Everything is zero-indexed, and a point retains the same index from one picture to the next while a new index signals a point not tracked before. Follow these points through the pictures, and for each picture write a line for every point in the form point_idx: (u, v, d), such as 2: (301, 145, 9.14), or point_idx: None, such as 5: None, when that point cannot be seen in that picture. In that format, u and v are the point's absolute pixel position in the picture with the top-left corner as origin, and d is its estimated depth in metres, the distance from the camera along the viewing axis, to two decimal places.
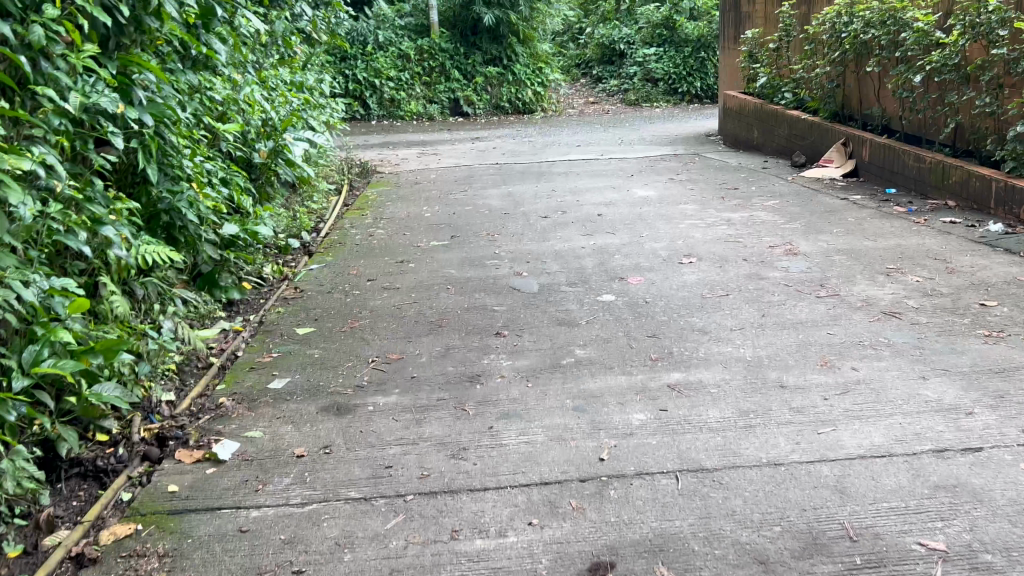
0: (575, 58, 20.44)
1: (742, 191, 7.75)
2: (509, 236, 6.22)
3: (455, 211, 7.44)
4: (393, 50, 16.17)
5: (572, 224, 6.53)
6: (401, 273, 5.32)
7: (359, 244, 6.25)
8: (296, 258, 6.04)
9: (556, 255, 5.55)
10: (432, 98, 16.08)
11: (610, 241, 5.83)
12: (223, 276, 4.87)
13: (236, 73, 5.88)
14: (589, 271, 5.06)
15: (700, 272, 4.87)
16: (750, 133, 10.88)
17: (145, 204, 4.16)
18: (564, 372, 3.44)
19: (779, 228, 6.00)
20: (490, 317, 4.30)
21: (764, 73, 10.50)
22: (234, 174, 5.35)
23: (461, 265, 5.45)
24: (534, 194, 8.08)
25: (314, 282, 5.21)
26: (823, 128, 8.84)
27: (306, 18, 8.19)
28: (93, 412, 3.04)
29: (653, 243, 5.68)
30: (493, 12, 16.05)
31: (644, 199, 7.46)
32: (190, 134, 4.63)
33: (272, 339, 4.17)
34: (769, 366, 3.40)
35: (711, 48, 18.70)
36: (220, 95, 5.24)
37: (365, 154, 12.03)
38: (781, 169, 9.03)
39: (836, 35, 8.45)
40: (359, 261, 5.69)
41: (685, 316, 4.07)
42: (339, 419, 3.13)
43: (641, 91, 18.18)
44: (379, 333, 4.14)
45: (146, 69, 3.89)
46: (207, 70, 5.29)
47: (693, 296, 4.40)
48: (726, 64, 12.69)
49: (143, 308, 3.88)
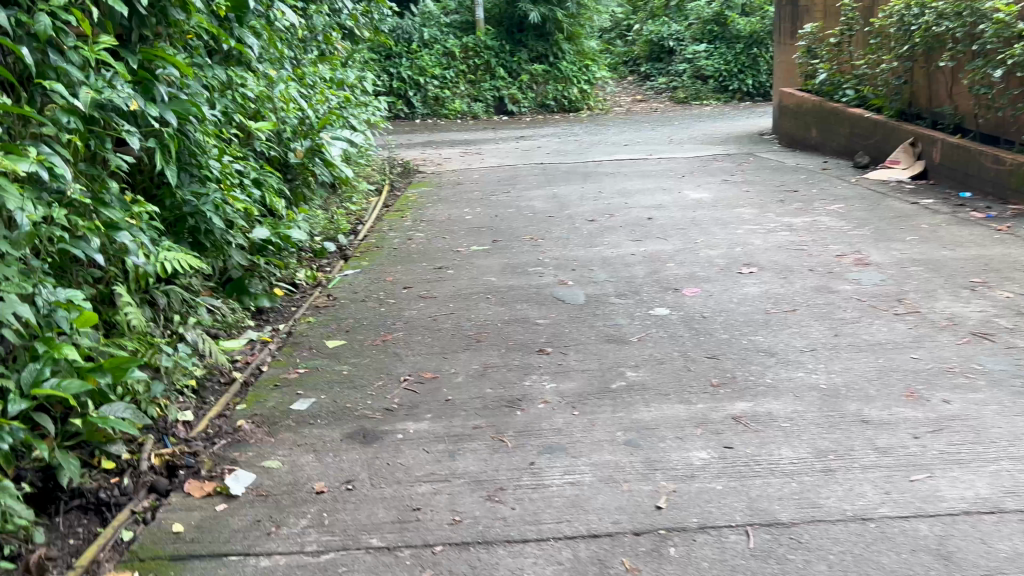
0: (623, 55, 19.99)
1: (802, 193, 7.30)
2: (554, 241, 5.89)
3: (498, 213, 7.13)
4: (438, 48, 15.93)
5: (620, 228, 6.18)
6: (439, 280, 5.03)
7: (396, 248, 5.98)
8: (332, 261, 5.79)
9: (604, 262, 5.21)
10: (476, 97, 15.78)
11: (662, 248, 5.47)
12: (252, 282, 4.61)
13: (271, 70, 5.64)
14: (640, 280, 4.71)
15: (762, 284, 4.49)
16: (807, 132, 10.40)
17: (169, 208, 3.93)
18: (614, 398, 3.11)
19: (845, 235, 5.58)
20: (533, 331, 3.98)
21: (823, 70, 9.99)
22: (267, 176, 5.11)
23: (503, 272, 5.14)
24: (580, 196, 7.73)
25: (348, 289, 4.94)
26: (888, 127, 8.34)
27: (347, 13, 7.95)
28: (99, 436, 2.74)
29: (708, 250, 5.30)
30: (539, 10, 15.70)
31: (697, 202, 7.06)
32: (219, 134, 4.39)
33: (298, 354, 3.88)
34: (846, 398, 3.02)
35: (764, 45, 18.12)
36: (252, 92, 5.00)
37: (408, 153, 11.80)
38: (842, 170, 8.55)
39: (904, 28, 7.95)
40: (396, 267, 5.41)
41: (748, 336, 3.70)
42: (365, 448, 2.84)
43: (691, 88, 17.68)
44: (413, 347, 3.84)
45: (170, 64, 3.66)
46: (240, 66, 5.05)
47: (756, 312, 4.03)
48: (782, 61, 12.18)
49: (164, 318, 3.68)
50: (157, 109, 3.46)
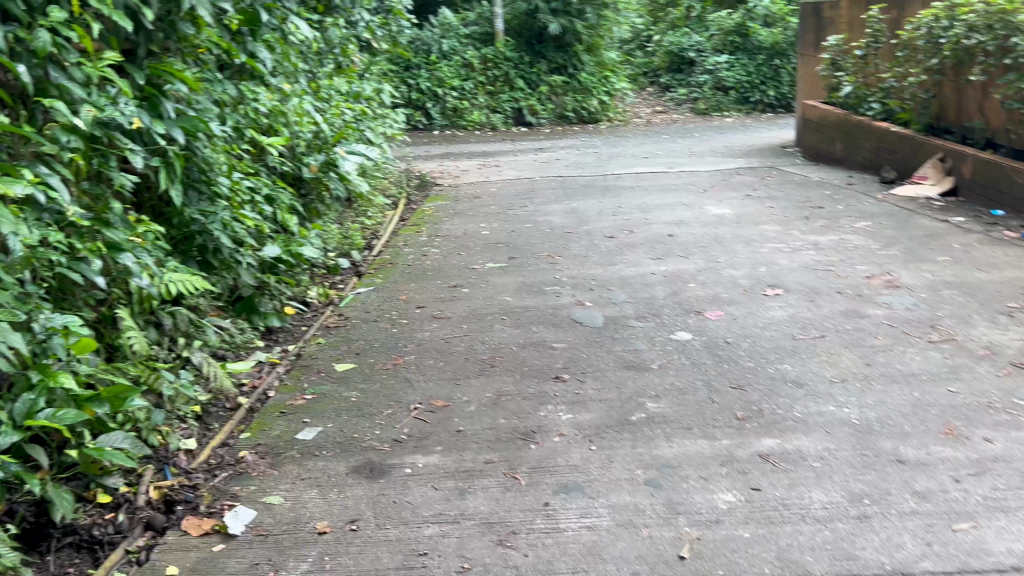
0: (643, 66, 19.85)
1: (827, 210, 7.12)
2: (572, 258, 5.75)
3: (515, 228, 7.00)
4: (457, 59, 15.86)
5: (640, 245, 6.03)
6: (453, 299, 4.90)
7: (411, 264, 5.86)
8: (345, 278, 5.67)
9: (623, 281, 5.06)
10: (495, 108, 15.68)
11: (683, 266, 5.31)
12: (263, 301, 4.51)
13: (284, 84, 5.56)
14: (661, 301, 4.56)
15: (788, 307, 4.32)
16: (831, 145, 10.21)
17: (176, 226, 3.85)
18: (634, 431, 2.96)
19: (874, 254, 5.40)
20: (549, 356, 3.83)
21: (848, 83, 9.78)
22: (279, 192, 5.02)
23: (519, 291, 5.00)
24: (599, 211, 7.59)
25: (360, 308, 4.82)
26: (915, 142, 8.14)
27: (364, 25, 7.87)
28: (94, 468, 2.63)
29: (732, 270, 5.14)
30: (559, 21, 15.60)
31: (719, 219, 6.89)
32: (229, 150, 4.30)
33: (305, 378, 3.76)
34: (880, 434, 2.86)
35: (786, 56, 17.94)
36: (265, 107, 4.91)
37: (425, 165, 11.71)
38: (868, 186, 8.35)
39: (932, 41, 7.76)
40: (410, 285, 5.29)
41: (774, 364, 3.54)
42: (371, 483, 2.71)
43: (712, 100, 17.50)
44: (425, 372, 3.71)
45: (178, 80, 3.57)
46: (252, 80, 4.97)
47: (782, 338, 3.87)
48: (806, 72, 12.06)
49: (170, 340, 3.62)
50: (163, 126, 3.37)
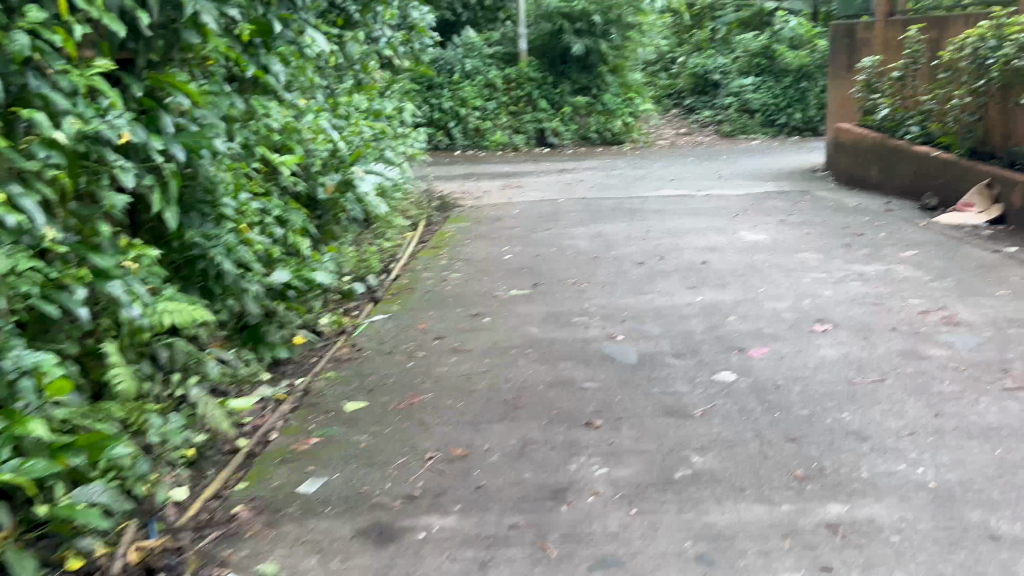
0: (667, 88, 19.56)
1: (869, 237, 6.74)
2: (600, 286, 5.41)
3: (539, 253, 6.68)
4: (480, 79, 15.60)
5: (672, 273, 5.68)
6: (474, 330, 4.57)
7: (430, 291, 5.53)
8: (360, 304, 5.37)
9: (657, 312, 4.71)
10: (517, 128, 15.44)
11: (721, 297, 4.95)
12: (270, 330, 4.22)
13: (299, 99, 5.30)
14: (699, 336, 4.20)
15: (840, 346, 3.95)
16: (867, 170, 9.84)
17: (175, 251, 3.57)
18: (679, 493, 2.61)
19: (926, 287, 5.01)
20: (579, 397, 3.49)
21: (886, 105, 9.42)
22: (292, 212, 4.74)
23: (544, 322, 4.66)
24: (627, 235, 7.26)
25: (374, 338, 4.51)
26: (959, 167, 7.76)
27: (384, 41, 7.62)
28: (65, 527, 2.33)
29: (773, 302, 4.79)
30: (583, 41, 15.35)
31: (755, 245, 6.53)
32: (235, 169, 4.04)
33: (311, 419, 3.44)
34: (965, 502, 2.49)
35: (814, 78, 17.58)
36: (277, 123, 4.65)
37: (446, 186, 11.42)
38: (909, 212, 7.96)
39: (977, 63, 7.37)
40: (428, 313, 4.97)
41: (832, 413, 3.18)
42: (380, 550, 2.38)
43: (737, 122, 17.25)
44: (443, 414, 3.38)
45: (179, 91, 3.31)
46: (263, 95, 4.73)
47: (838, 381, 3.50)
48: (838, 95, 11.72)
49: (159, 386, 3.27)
50: (159, 141, 3.11)
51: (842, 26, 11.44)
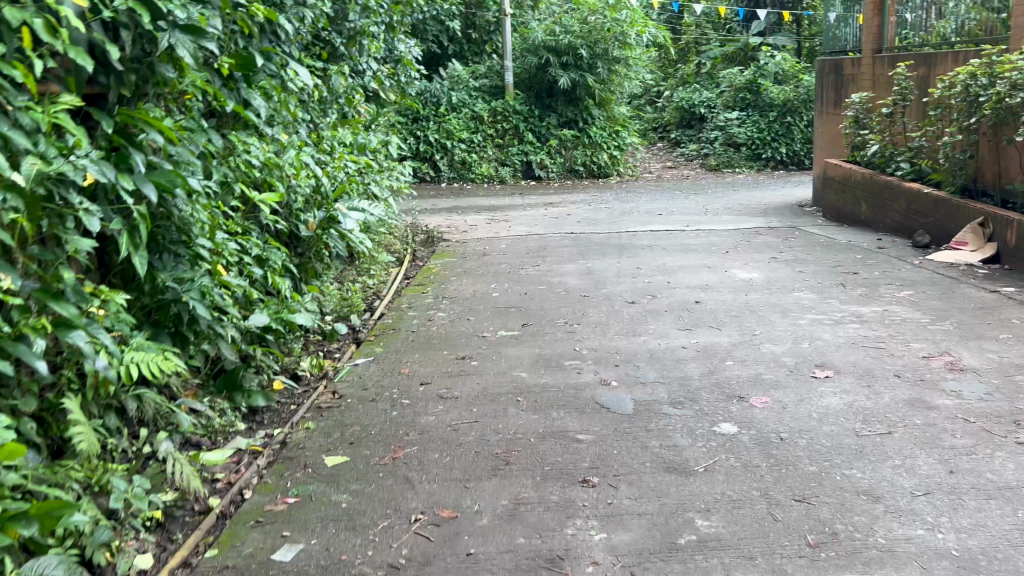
0: (652, 122, 19.59)
1: (863, 276, 6.63)
2: (591, 327, 5.24)
3: (528, 290, 6.52)
4: (466, 111, 15.51)
5: (665, 313, 5.53)
6: (462, 374, 4.39)
7: (415, 331, 5.35)
8: (342, 345, 5.18)
9: (651, 356, 4.55)
10: (504, 161, 15.39)
11: (717, 340, 4.80)
12: (248, 377, 4.03)
13: (281, 134, 5.15)
14: (697, 383, 4.04)
15: (843, 394, 3.80)
16: (857, 207, 9.79)
17: (147, 294, 3.39)
18: (684, 563, 2.43)
19: (925, 329, 4.89)
20: (573, 451, 3.31)
21: (875, 141, 9.40)
22: (272, 252, 4.57)
23: (535, 366, 4.48)
24: (617, 272, 7.12)
25: (357, 384, 4.31)
26: (951, 205, 7.70)
27: (370, 74, 7.49)
28: None
29: (771, 345, 4.64)
30: (569, 75, 15.34)
31: (748, 283, 6.40)
32: (212, 208, 3.88)
33: (288, 476, 3.23)
34: (989, 573, 2.33)
35: (798, 113, 17.65)
36: (257, 159, 4.49)
37: (431, 220, 11.26)
38: (901, 249, 7.87)
39: (969, 100, 7.36)
40: (413, 356, 4.78)
41: (841, 469, 3.01)
42: None
43: (722, 156, 17.19)
44: (430, 470, 3.18)
45: (152, 129, 3.16)
46: (242, 130, 4.57)
47: (844, 434, 3.34)
48: (827, 130, 11.72)
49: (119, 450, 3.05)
50: (130, 181, 2.96)
51: (831, 62, 11.47)
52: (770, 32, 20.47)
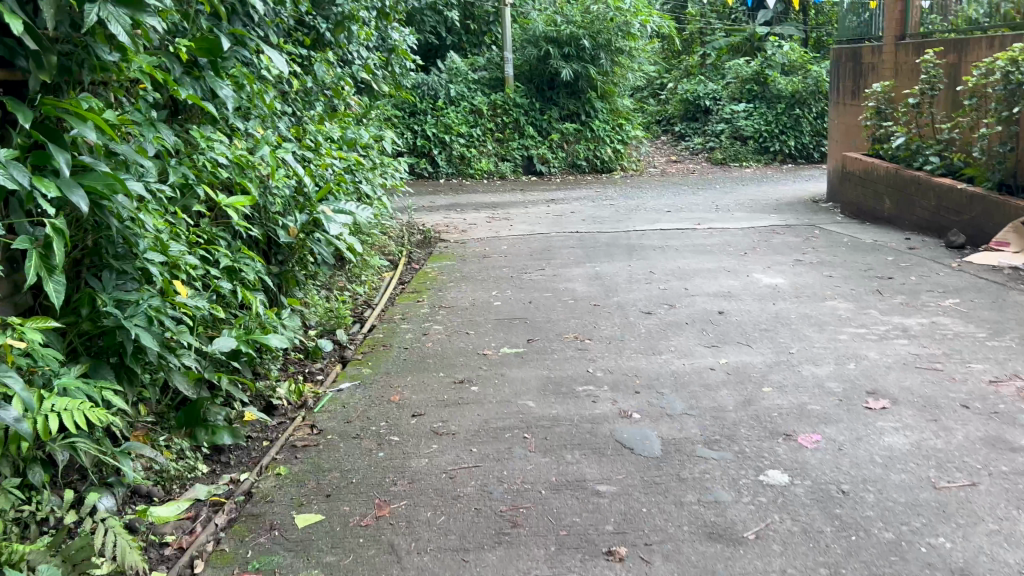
0: (656, 114, 18.98)
1: (898, 281, 6.07)
2: (605, 343, 4.69)
3: (533, 299, 5.96)
4: (465, 105, 14.90)
5: (687, 325, 4.97)
6: (460, 403, 3.83)
7: (409, 348, 4.79)
8: (327, 366, 4.63)
9: (676, 379, 3.99)
10: (504, 156, 14.81)
11: (749, 359, 4.25)
12: (212, 411, 3.49)
13: (257, 128, 4.60)
14: (733, 417, 3.48)
15: (907, 431, 3.25)
16: (880, 203, 9.23)
17: (83, 320, 2.85)
18: None
19: (984, 346, 4.34)
20: (594, 507, 2.75)
21: (900, 133, 8.84)
22: (244, 262, 4.03)
23: (543, 392, 3.92)
24: (629, 277, 6.56)
25: (339, 415, 3.76)
26: (990, 201, 7.15)
27: (360, 63, 6.93)
28: None
29: (811, 367, 4.09)
30: (572, 66, 14.73)
31: (774, 290, 5.84)
32: (167, 215, 3.35)
33: (250, 542, 2.68)
34: None
35: (806, 105, 17.04)
36: (226, 158, 3.94)
37: (429, 219, 10.68)
38: (934, 251, 7.31)
39: (1010, 88, 6.86)
40: (405, 379, 4.23)
41: (924, 537, 2.46)
42: None
43: (729, 149, 16.62)
44: (421, 536, 2.64)
45: (80, 124, 2.63)
46: (207, 124, 4.02)
47: (919, 485, 2.78)
48: (843, 122, 11.16)
49: (42, 509, 2.50)
50: (52, 186, 2.42)
51: (848, 50, 10.92)
52: (777, 21, 19.88)
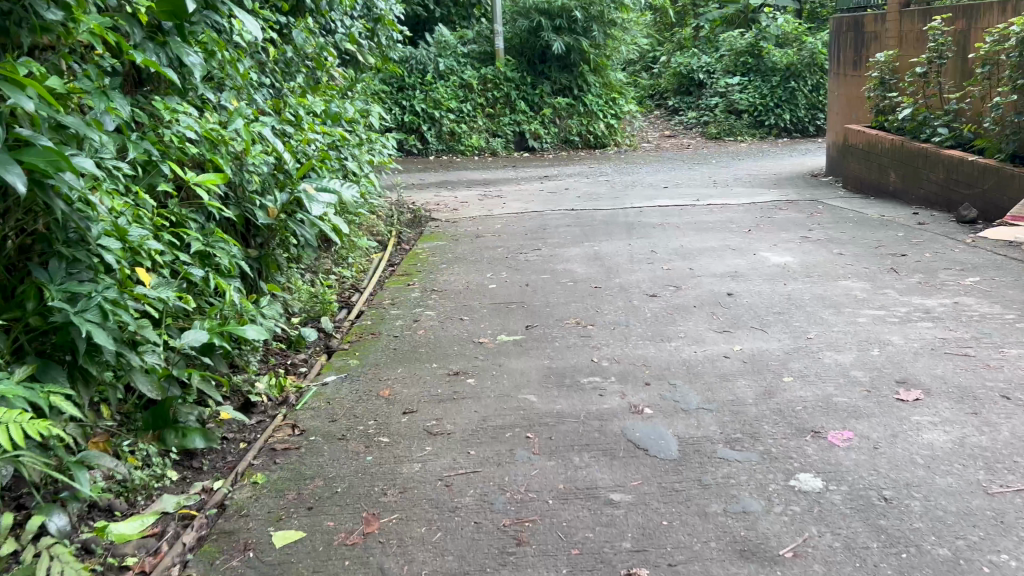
0: (649, 89, 18.58)
1: (913, 259, 5.77)
2: (609, 329, 4.39)
3: (530, 281, 5.64)
4: (455, 79, 14.50)
5: (695, 309, 4.67)
6: (456, 398, 3.52)
7: (399, 336, 4.47)
8: (311, 357, 4.30)
9: (688, 369, 3.69)
10: (495, 132, 14.42)
11: (766, 346, 3.96)
12: (182, 412, 3.18)
13: (231, 100, 4.24)
14: (754, 412, 3.19)
15: (948, 426, 2.96)
16: (884, 176, 8.93)
17: (30, 314, 2.54)
18: None
19: (1015, 329, 4.05)
20: (609, 520, 2.46)
21: (906, 104, 8.50)
22: (217, 246, 3.70)
23: (545, 385, 3.62)
24: (630, 257, 6.25)
25: (323, 414, 3.45)
26: (1004, 173, 6.87)
27: (343, 32, 6.55)
28: None
29: (833, 354, 3.80)
30: (563, 39, 14.34)
31: (784, 270, 5.55)
32: (124, 196, 3.01)
33: (221, 565, 2.39)
34: None
35: (802, 77, 16.67)
36: (196, 132, 3.59)
37: (419, 197, 10.32)
38: (945, 226, 7.02)
39: None
40: (395, 371, 3.92)
41: (985, 554, 2.18)
42: None
43: (724, 123, 16.26)
44: (415, 556, 2.34)
45: (16, 89, 2.29)
46: (173, 95, 3.68)
47: (970, 491, 2.50)
48: (845, 93, 10.83)
49: None
50: None
51: (849, 18, 10.55)
52: None
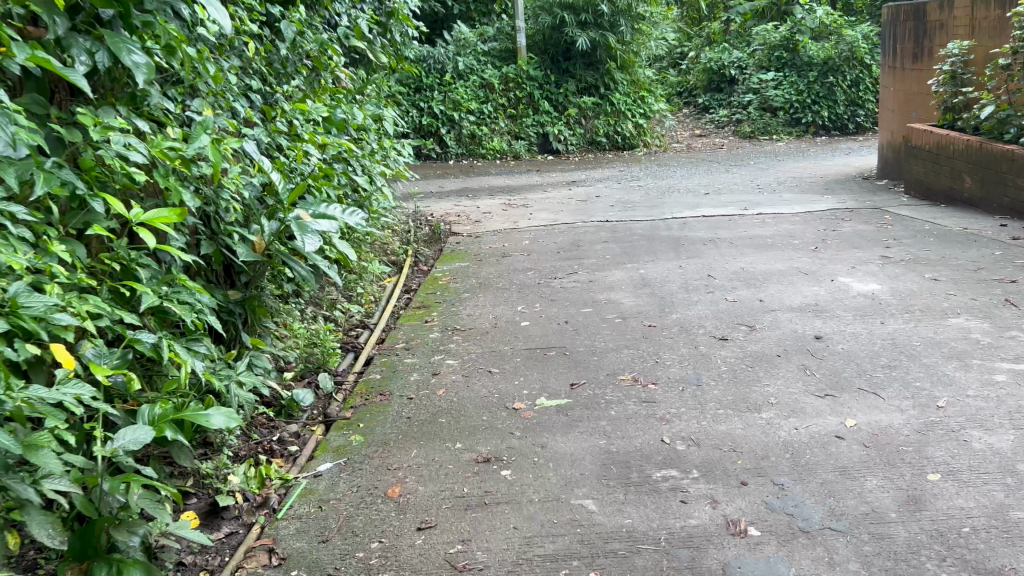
0: (676, 85, 17.57)
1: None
2: (676, 390, 3.49)
3: (570, 317, 4.76)
4: (475, 79, 13.66)
5: (780, 359, 3.77)
6: (487, 504, 2.64)
7: (412, 399, 3.60)
8: (304, 428, 3.44)
9: (794, 459, 2.79)
10: (518, 134, 13.47)
11: (887, 421, 3.05)
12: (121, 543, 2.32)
13: (203, 108, 3.37)
14: (907, 539, 2.29)
15: None
16: (957, 181, 7.95)
17: None
18: None
19: None
20: None
21: (986, 101, 7.62)
22: (182, 299, 2.84)
23: (605, 481, 2.74)
24: (684, 283, 5.35)
25: (313, 528, 2.59)
26: None
27: (348, 27, 5.73)
28: None
29: (982, 434, 2.89)
30: (589, 35, 13.40)
31: (875, 302, 4.63)
32: (19, 254, 2.19)
33: None
34: None
35: (840, 72, 15.63)
36: (144, 154, 2.73)
37: (438, 207, 9.46)
38: None
39: None
40: (409, 455, 3.05)
41: None
42: None
43: (758, 121, 15.26)
44: None
45: None
46: (118, 107, 2.84)
47: None
48: (903, 89, 9.85)
49: None
50: None
51: (909, 7, 9.56)
52: None
